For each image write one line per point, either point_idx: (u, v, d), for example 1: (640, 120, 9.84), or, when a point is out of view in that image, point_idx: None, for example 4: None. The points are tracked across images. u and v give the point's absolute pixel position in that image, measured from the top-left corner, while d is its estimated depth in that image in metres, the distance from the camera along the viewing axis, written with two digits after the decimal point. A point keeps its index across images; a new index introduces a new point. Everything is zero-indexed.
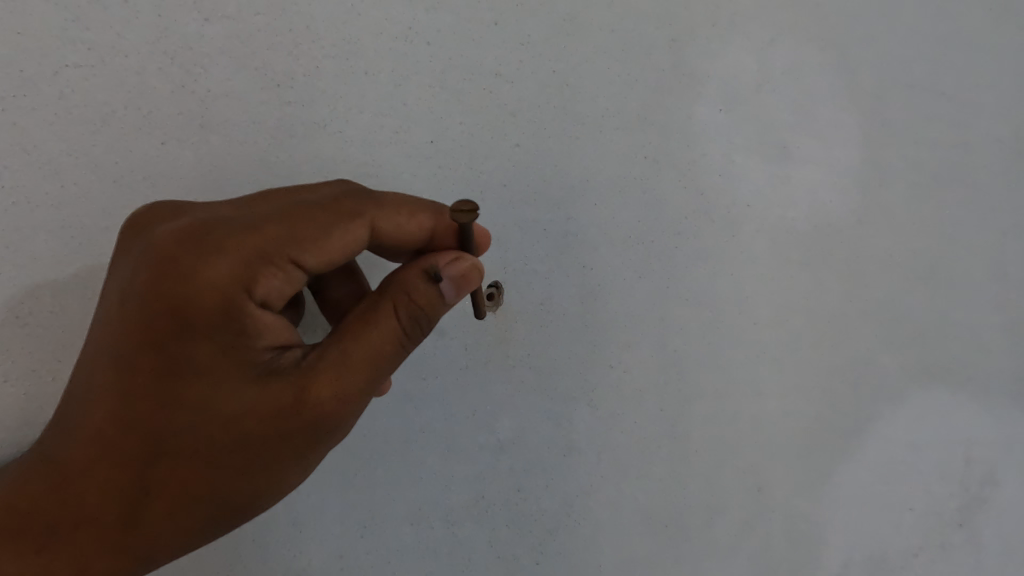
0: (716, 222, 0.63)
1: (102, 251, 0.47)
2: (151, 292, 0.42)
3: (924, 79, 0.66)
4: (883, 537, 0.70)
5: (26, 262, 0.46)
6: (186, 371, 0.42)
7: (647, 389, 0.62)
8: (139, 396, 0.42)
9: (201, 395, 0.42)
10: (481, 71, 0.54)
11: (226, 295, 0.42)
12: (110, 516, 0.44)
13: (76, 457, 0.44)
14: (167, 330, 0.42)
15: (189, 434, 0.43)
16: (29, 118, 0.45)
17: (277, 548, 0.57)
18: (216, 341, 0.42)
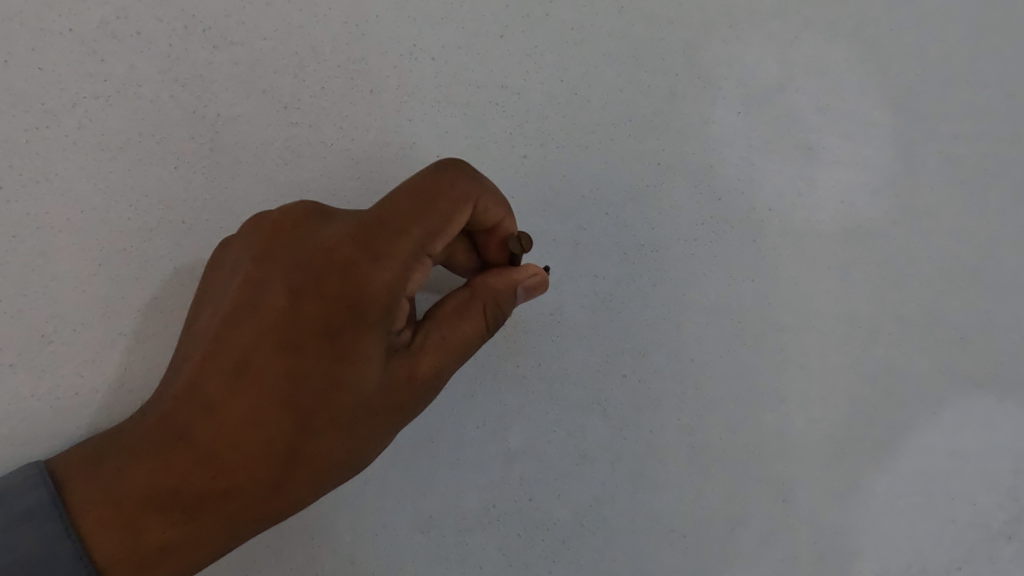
0: (734, 226, 0.62)
1: (106, 283, 0.46)
2: (264, 235, 0.46)
3: (958, 73, 0.65)
4: (928, 552, 0.65)
5: (33, 294, 0.45)
6: (288, 311, 0.44)
7: (664, 398, 0.61)
8: (237, 332, 0.44)
9: (296, 336, 0.44)
10: (488, 83, 0.54)
11: (338, 243, 0.45)
12: (176, 468, 0.42)
13: (192, 448, 0.43)
14: (276, 271, 0.45)
15: (280, 379, 0.43)
16: (50, 148, 0.46)
17: (292, 561, 0.56)
18: (323, 283, 0.44)
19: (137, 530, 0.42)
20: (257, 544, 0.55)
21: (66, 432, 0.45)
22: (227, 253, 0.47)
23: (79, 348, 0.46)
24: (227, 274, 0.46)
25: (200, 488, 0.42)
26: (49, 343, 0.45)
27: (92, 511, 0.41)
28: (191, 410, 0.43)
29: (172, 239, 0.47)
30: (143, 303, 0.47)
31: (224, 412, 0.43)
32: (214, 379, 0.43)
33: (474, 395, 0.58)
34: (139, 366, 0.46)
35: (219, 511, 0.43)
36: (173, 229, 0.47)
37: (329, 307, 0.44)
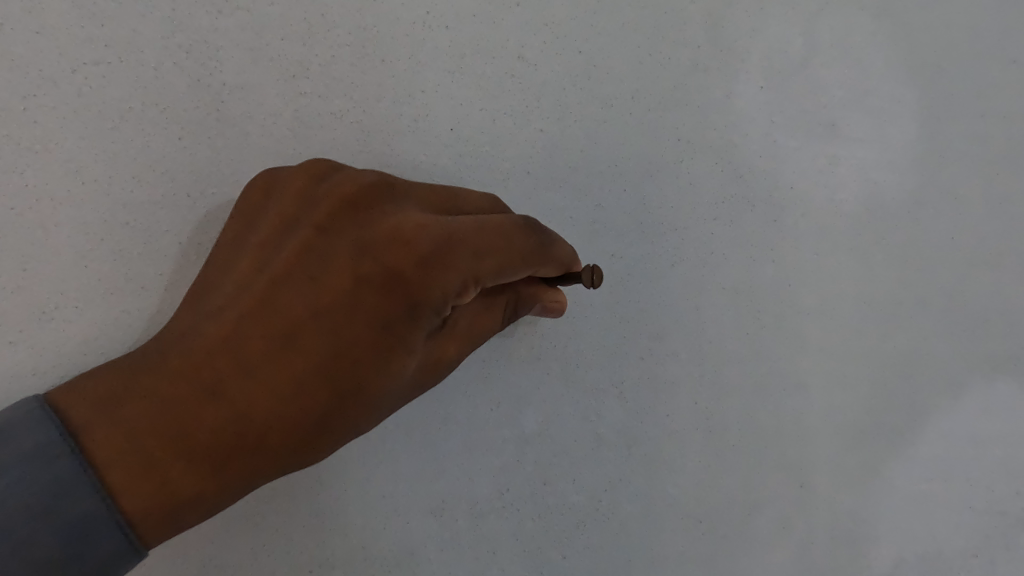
0: (755, 205, 0.60)
1: (107, 257, 0.44)
2: (325, 199, 0.43)
3: (987, 47, 0.62)
4: (941, 536, 0.65)
5: (31, 268, 0.43)
6: (346, 284, 0.41)
7: (680, 380, 0.59)
8: (288, 291, 0.41)
9: (350, 314, 0.41)
10: (503, 53, 0.52)
11: (409, 228, 0.42)
12: (202, 425, 0.38)
13: (222, 403, 0.39)
14: (340, 239, 0.42)
15: (326, 351, 0.40)
16: (49, 117, 0.44)
17: (299, 546, 0.54)
18: (388, 266, 0.41)
19: (148, 482, 0.37)
20: (265, 528, 0.53)
21: None
22: (277, 207, 0.44)
23: (77, 325, 0.44)
24: (280, 232, 0.43)
25: (225, 443, 0.38)
26: (47, 319, 0.44)
27: (105, 456, 0.37)
28: (225, 365, 0.39)
29: (177, 213, 0.45)
30: (148, 279, 0.45)
31: (261, 375, 0.39)
32: (255, 333, 0.40)
33: (487, 376, 0.56)
34: (145, 342, 0.45)
35: (236, 470, 0.39)
36: (178, 203, 0.45)
37: (392, 296, 0.41)
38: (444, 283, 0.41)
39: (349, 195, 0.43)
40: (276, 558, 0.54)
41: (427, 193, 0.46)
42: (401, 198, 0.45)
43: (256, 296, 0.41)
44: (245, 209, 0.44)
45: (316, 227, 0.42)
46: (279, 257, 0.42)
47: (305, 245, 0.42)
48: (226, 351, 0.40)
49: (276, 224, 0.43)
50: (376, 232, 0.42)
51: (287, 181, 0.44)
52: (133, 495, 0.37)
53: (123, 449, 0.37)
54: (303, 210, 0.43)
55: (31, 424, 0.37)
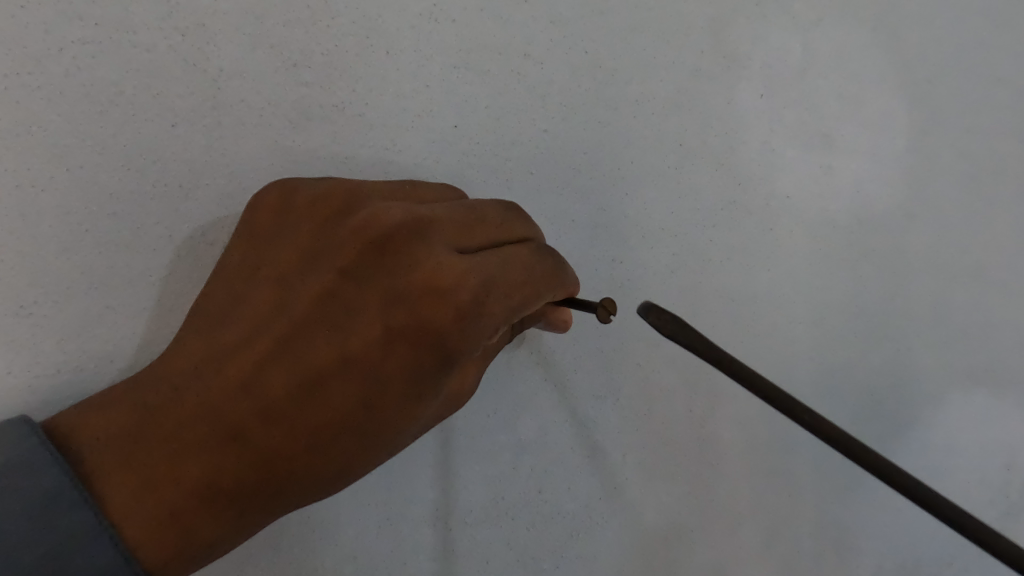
0: (753, 213, 0.60)
1: (93, 252, 0.41)
2: (348, 235, 0.39)
3: (978, 64, 0.62)
4: (917, 543, 0.67)
5: (10, 262, 0.39)
6: (371, 333, 0.38)
7: (678, 390, 0.58)
8: (306, 337, 0.38)
9: (372, 366, 0.38)
10: (509, 51, 0.50)
11: (444, 280, 0.37)
12: (218, 476, 0.38)
13: (241, 453, 0.38)
14: (364, 281, 0.38)
15: (349, 397, 0.38)
16: (32, 98, 0.38)
17: (287, 554, 0.52)
18: (417, 319, 0.37)
19: (167, 530, 0.37)
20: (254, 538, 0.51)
21: (49, 403, 0.41)
22: (296, 241, 0.40)
23: (60, 323, 0.41)
24: (299, 268, 0.39)
25: (244, 486, 0.38)
26: (27, 318, 0.40)
27: (121, 507, 0.37)
28: (240, 416, 0.38)
29: (168, 205, 0.42)
30: (136, 274, 0.42)
31: (280, 426, 0.38)
32: (274, 381, 0.38)
33: (486, 383, 0.54)
34: (130, 337, 0.42)
35: (259, 509, 0.39)
36: (169, 194, 0.42)
37: (419, 348, 0.37)
38: (477, 337, 0.37)
39: (373, 231, 0.38)
40: (266, 568, 0.52)
41: (460, 223, 0.39)
42: (431, 236, 0.38)
43: (274, 341, 0.39)
44: (255, 233, 0.41)
45: (338, 269, 0.38)
46: (299, 297, 0.39)
47: (327, 287, 0.39)
48: (242, 399, 0.38)
49: (295, 260, 0.40)
50: (403, 280, 0.37)
51: (306, 211, 0.40)
52: (151, 545, 0.37)
53: (139, 497, 0.37)
54: (323, 245, 0.39)
55: (35, 470, 0.35)
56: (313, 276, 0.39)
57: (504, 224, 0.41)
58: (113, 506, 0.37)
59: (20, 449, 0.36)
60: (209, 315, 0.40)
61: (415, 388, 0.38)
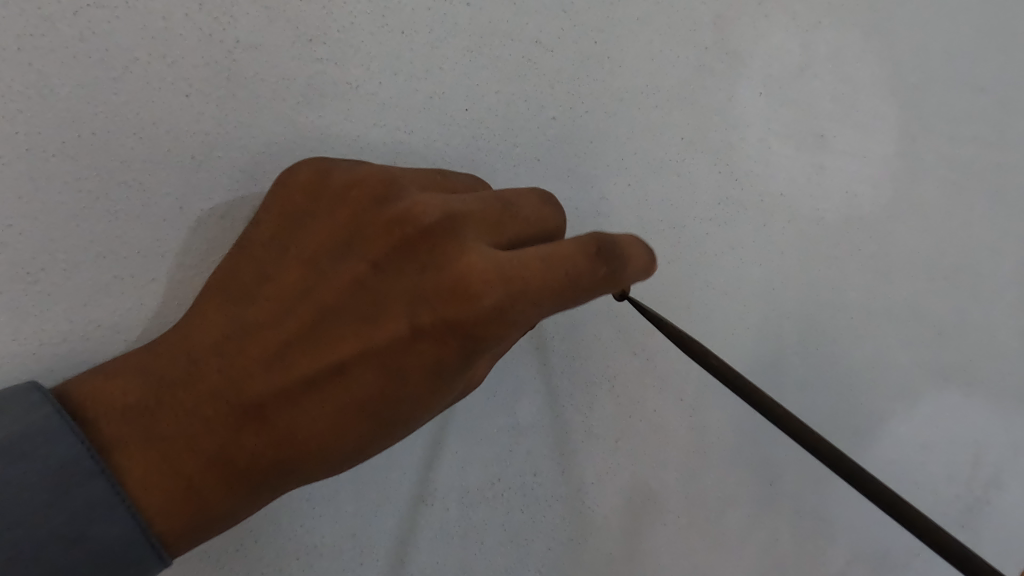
0: (749, 209, 0.61)
1: (103, 220, 0.40)
2: (381, 224, 0.40)
3: (964, 74, 0.63)
4: (890, 536, 0.69)
5: (18, 227, 0.39)
6: (397, 324, 0.39)
7: (671, 379, 0.59)
8: (336, 320, 0.41)
9: (396, 355, 0.40)
10: (521, 38, 0.50)
11: (473, 279, 0.37)
12: (242, 450, 0.40)
13: (264, 428, 0.40)
14: (395, 271, 0.40)
15: (372, 383, 0.40)
16: (45, 60, 0.38)
17: (285, 531, 0.52)
18: (442, 318, 0.38)
19: (185, 504, 0.39)
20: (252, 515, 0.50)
21: (55, 371, 0.41)
22: (331, 230, 0.41)
23: (67, 291, 0.40)
24: (332, 253, 0.41)
25: (266, 462, 0.40)
26: (33, 284, 0.39)
27: (139, 479, 0.38)
28: (268, 395, 0.40)
29: (181, 176, 0.42)
30: (146, 244, 0.42)
31: (307, 404, 0.41)
32: (301, 360, 0.41)
33: None
34: (139, 307, 0.42)
35: (278, 484, 0.41)
36: (182, 165, 0.41)
37: (442, 344, 0.39)
38: (498, 341, 0.38)
39: (407, 224, 0.40)
40: (263, 544, 0.51)
41: (490, 219, 0.40)
42: (464, 232, 0.39)
43: (304, 323, 0.41)
44: (286, 213, 0.42)
45: (370, 257, 0.40)
46: (331, 282, 0.41)
47: (357, 275, 0.40)
48: (270, 376, 0.40)
49: (329, 244, 0.41)
50: (433, 274, 0.39)
51: (342, 199, 0.41)
52: (169, 518, 0.38)
53: (159, 470, 0.38)
54: (356, 233, 0.41)
55: (50, 439, 0.35)
56: (345, 263, 0.41)
57: (537, 220, 0.43)
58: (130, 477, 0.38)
59: (32, 417, 0.36)
60: (233, 290, 0.42)
61: (436, 379, 0.40)
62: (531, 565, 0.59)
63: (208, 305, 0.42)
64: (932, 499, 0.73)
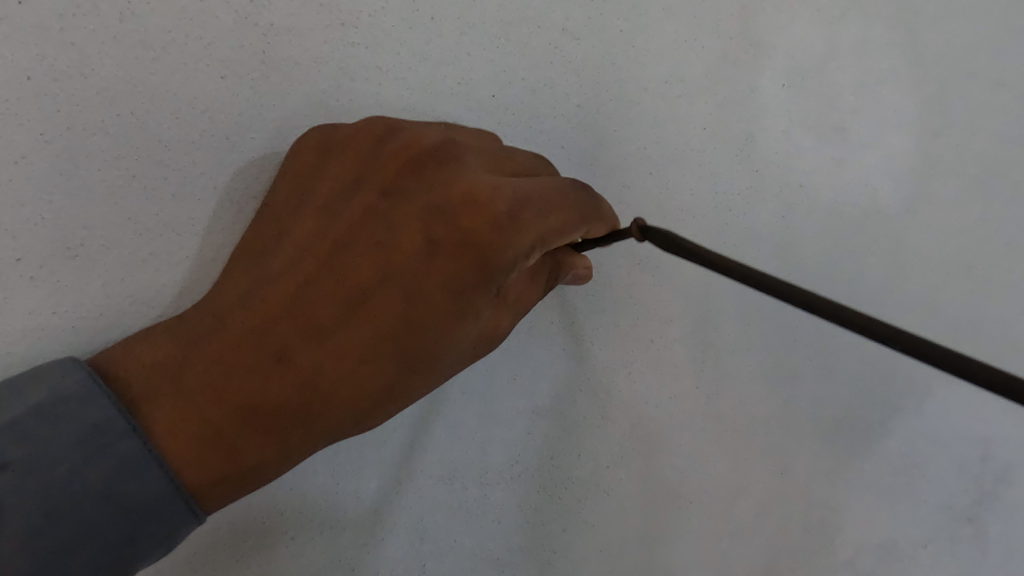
0: (769, 200, 0.62)
1: (140, 198, 0.41)
2: (387, 161, 0.42)
3: (986, 69, 0.64)
4: (897, 525, 0.71)
5: (58, 202, 0.39)
6: (411, 249, 0.40)
7: (686, 366, 0.60)
8: (349, 260, 0.41)
9: (414, 278, 0.40)
10: (549, 25, 0.50)
11: (479, 192, 0.40)
12: (260, 387, 0.40)
13: (287, 364, 0.40)
14: (404, 201, 0.41)
15: (392, 311, 0.40)
16: (87, 39, 0.38)
17: (308, 506, 0.53)
18: (457, 228, 0.40)
19: (211, 449, 0.39)
20: (277, 489, 0.52)
21: (92, 344, 0.42)
22: (342, 171, 0.43)
23: (105, 266, 0.41)
24: (344, 194, 0.43)
25: (290, 401, 0.40)
26: (72, 259, 0.40)
27: (165, 428, 0.38)
28: (285, 331, 0.40)
29: (215, 155, 0.42)
30: (180, 222, 0.43)
31: (325, 342, 0.40)
32: (319, 301, 0.41)
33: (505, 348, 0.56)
34: (174, 283, 0.43)
35: (305, 429, 0.41)
36: (216, 145, 0.42)
37: (459, 256, 0.40)
38: (514, 244, 0.40)
39: (412, 152, 0.42)
40: (287, 518, 0.53)
41: (490, 158, 0.43)
42: (464, 157, 0.42)
43: (318, 262, 0.41)
44: (300, 169, 0.43)
45: (380, 194, 0.42)
46: (344, 223, 0.42)
47: (370, 213, 0.42)
48: (286, 315, 0.41)
49: (338, 186, 0.43)
50: (442, 195, 0.41)
51: (350, 138, 0.43)
52: (195, 463, 0.38)
53: (184, 417, 0.39)
54: (363, 173, 0.43)
55: (80, 400, 0.37)
56: (354, 202, 0.42)
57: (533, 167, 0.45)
58: (158, 431, 0.38)
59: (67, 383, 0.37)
60: (256, 248, 0.43)
61: (457, 299, 0.40)
62: (548, 547, 0.60)
63: (232, 267, 0.43)
64: (941, 493, 0.71)
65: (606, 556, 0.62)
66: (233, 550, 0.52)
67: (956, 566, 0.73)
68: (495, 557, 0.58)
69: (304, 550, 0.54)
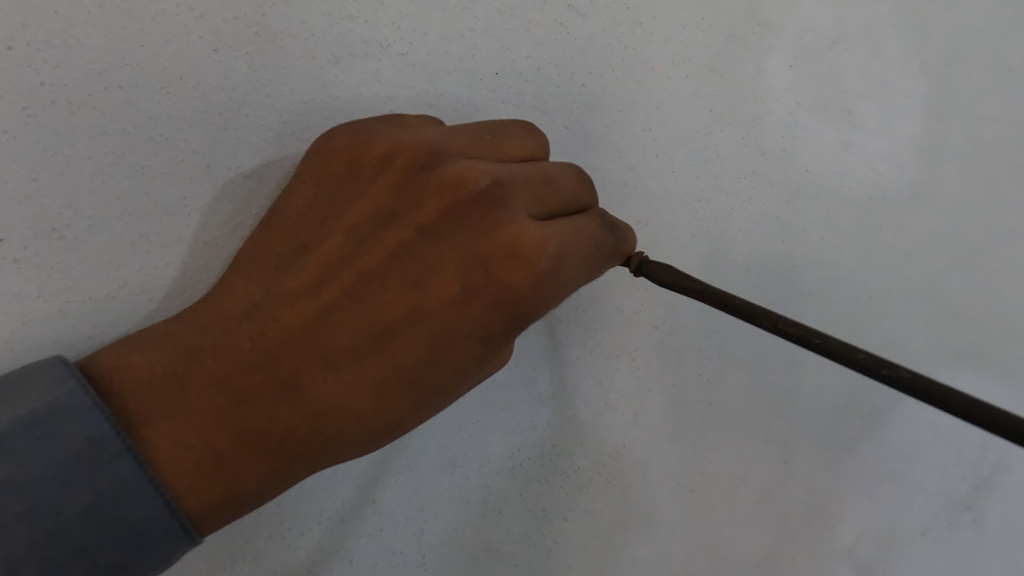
0: (775, 184, 0.61)
1: (130, 176, 0.39)
2: (428, 192, 0.40)
3: (995, 52, 0.63)
4: (896, 515, 0.70)
5: (43, 181, 0.37)
6: (446, 291, 0.39)
7: (689, 353, 0.59)
8: (376, 289, 0.40)
9: (445, 323, 0.39)
10: (554, 0, 0.49)
11: (523, 245, 0.38)
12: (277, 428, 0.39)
13: (305, 398, 0.39)
14: (440, 244, 0.40)
15: (410, 359, 0.40)
16: (72, 8, 0.36)
17: (305, 496, 0.52)
18: (494, 284, 0.39)
19: (218, 479, 0.38)
20: None
21: (80, 331, 0.40)
22: (373, 202, 0.41)
23: (93, 249, 0.39)
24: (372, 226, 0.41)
25: (302, 434, 0.40)
26: (58, 241, 0.38)
27: (166, 451, 0.37)
28: (307, 368, 0.40)
29: (208, 132, 0.40)
30: (172, 203, 0.41)
31: (343, 382, 0.40)
32: (340, 333, 0.40)
33: None
34: (167, 267, 0.41)
35: (313, 461, 0.40)
36: (208, 121, 0.40)
37: (487, 316, 0.39)
38: (543, 310, 0.39)
39: (457, 192, 0.40)
40: (284, 508, 0.51)
41: (534, 191, 0.41)
42: (513, 200, 0.40)
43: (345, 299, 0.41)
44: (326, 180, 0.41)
45: (414, 231, 0.40)
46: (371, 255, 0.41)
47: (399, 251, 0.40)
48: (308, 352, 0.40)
49: (368, 217, 0.41)
50: (479, 242, 0.39)
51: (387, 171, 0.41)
52: (197, 490, 0.38)
53: (193, 443, 0.38)
54: (399, 201, 0.41)
55: (72, 416, 0.35)
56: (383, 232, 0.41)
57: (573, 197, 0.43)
58: (158, 454, 0.37)
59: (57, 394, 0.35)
60: (271, 263, 0.41)
61: (485, 345, 0.40)
62: (548, 537, 0.59)
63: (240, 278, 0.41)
64: (941, 480, 0.71)
65: (606, 545, 0.61)
66: (228, 542, 0.50)
67: (954, 553, 0.74)
68: (495, 547, 0.58)
69: (300, 541, 0.53)
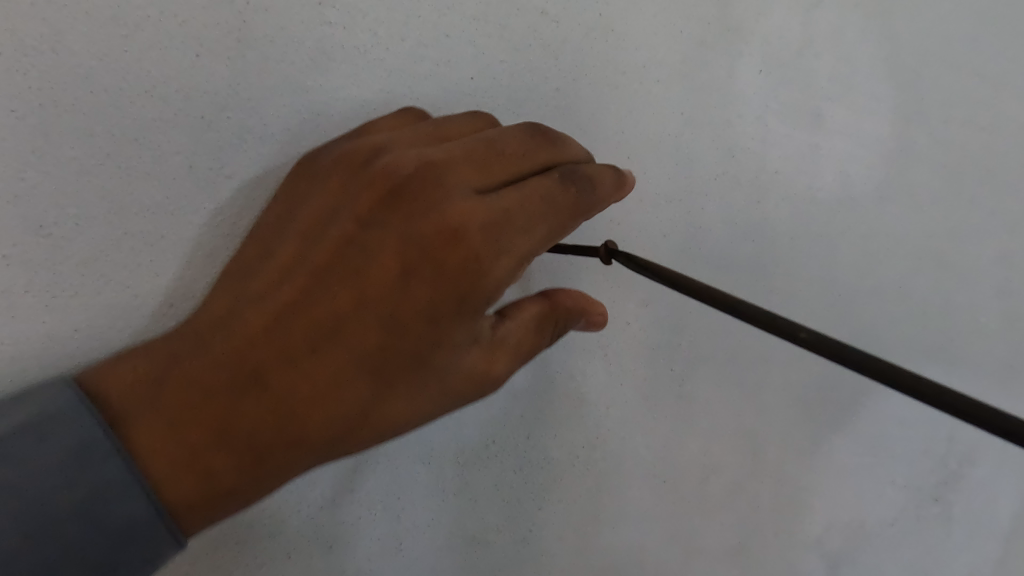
0: (744, 185, 0.63)
1: (115, 177, 0.40)
2: (365, 184, 0.42)
3: (959, 58, 0.65)
4: (864, 506, 0.73)
5: (30, 179, 0.39)
6: (390, 273, 0.41)
7: (660, 349, 0.61)
8: (328, 282, 0.41)
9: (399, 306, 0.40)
10: (527, 7, 0.50)
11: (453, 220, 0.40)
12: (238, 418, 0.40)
13: (276, 394, 0.40)
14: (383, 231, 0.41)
15: (371, 341, 0.41)
16: (59, 15, 0.38)
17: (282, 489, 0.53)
18: (433, 263, 0.40)
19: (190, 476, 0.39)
20: None
21: (68, 323, 0.41)
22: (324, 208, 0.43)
23: (79, 246, 0.40)
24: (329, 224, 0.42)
25: (270, 430, 0.40)
26: (46, 238, 0.39)
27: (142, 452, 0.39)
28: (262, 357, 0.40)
29: (190, 135, 0.42)
30: (156, 202, 0.42)
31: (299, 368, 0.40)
32: (298, 326, 0.41)
33: None
34: (153, 264, 0.42)
35: (287, 458, 0.41)
36: (191, 123, 0.42)
37: (436, 289, 0.40)
38: (491, 271, 0.41)
39: (393, 180, 0.41)
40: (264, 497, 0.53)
41: (477, 160, 0.42)
42: (451, 181, 0.41)
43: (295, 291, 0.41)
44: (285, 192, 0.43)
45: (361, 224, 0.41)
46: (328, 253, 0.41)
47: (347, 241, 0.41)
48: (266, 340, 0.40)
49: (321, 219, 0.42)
50: (419, 223, 0.41)
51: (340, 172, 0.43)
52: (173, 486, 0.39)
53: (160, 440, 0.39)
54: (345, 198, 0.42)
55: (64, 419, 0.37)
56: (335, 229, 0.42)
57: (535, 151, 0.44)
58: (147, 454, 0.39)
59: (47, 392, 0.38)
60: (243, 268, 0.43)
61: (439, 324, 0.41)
62: (525, 525, 0.61)
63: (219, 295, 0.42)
64: (909, 474, 0.74)
65: (580, 533, 0.63)
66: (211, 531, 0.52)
67: (921, 542, 0.77)
68: (471, 534, 0.59)
69: (280, 531, 0.54)
